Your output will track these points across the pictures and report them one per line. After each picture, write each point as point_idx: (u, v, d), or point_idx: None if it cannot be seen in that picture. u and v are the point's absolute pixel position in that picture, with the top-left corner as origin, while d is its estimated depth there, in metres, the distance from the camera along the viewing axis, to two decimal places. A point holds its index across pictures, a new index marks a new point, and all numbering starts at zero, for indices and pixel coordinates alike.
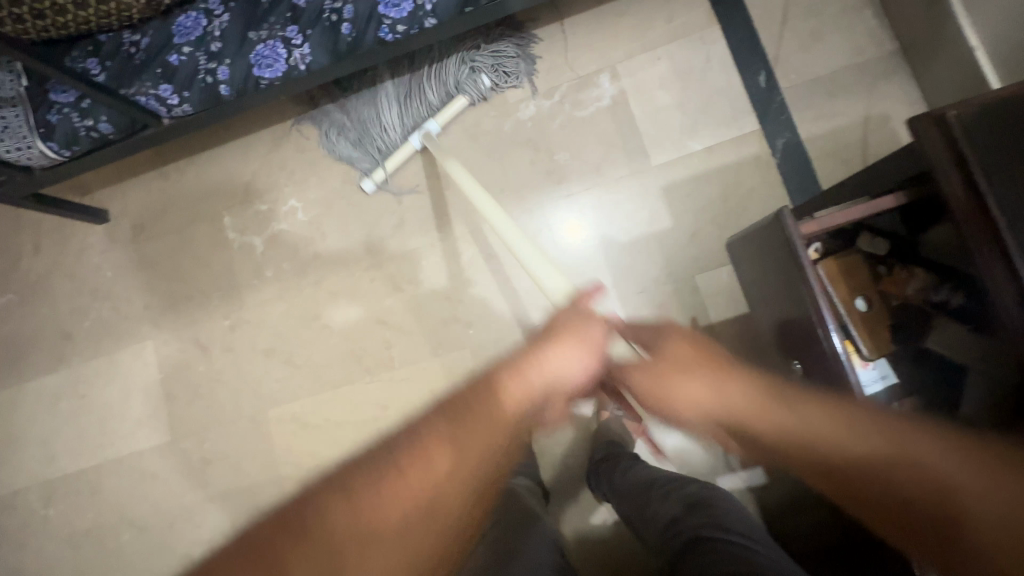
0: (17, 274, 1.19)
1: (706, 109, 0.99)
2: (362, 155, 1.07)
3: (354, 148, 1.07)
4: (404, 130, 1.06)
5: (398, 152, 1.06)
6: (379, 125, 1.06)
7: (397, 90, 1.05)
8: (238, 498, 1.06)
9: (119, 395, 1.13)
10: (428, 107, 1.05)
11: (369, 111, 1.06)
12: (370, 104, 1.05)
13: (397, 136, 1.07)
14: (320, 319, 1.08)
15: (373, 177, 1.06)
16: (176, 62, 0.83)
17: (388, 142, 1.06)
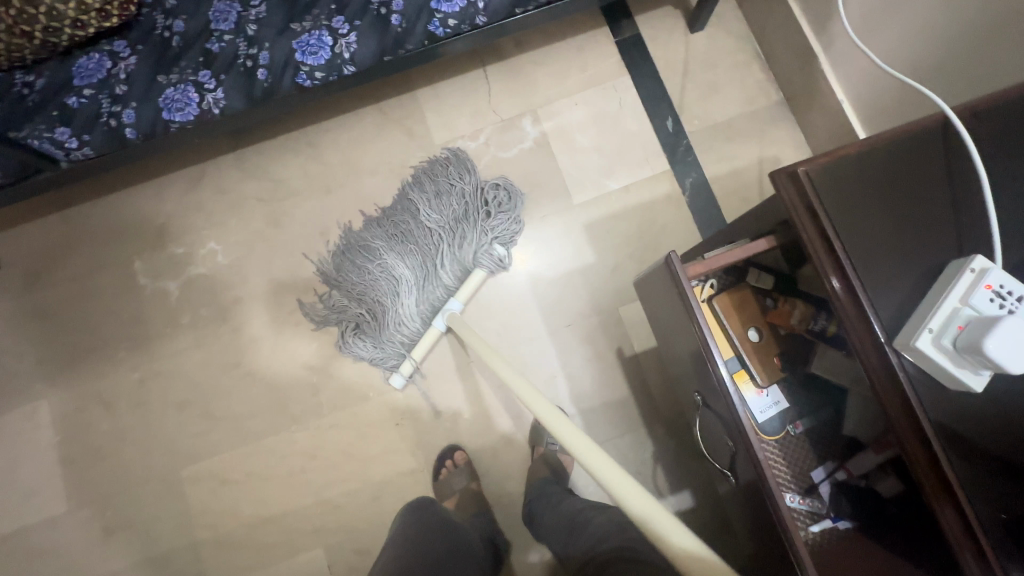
0: None
1: (621, 151, 1.06)
2: (393, 347, 0.98)
3: (368, 338, 0.98)
4: (426, 316, 0.99)
5: (423, 339, 0.98)
6: (394, 312, 0.98)
7: (408, 273, 0.99)
8: (146, 570, 0.97)
9: (5, 463, 1.01)
10: (447, 288, 1.00)
11: (383, 298, 0.98)
12: (382, 290, 0.99)
13: (420, 323, 0.99)
14: (241, 368, 1.02)
15: (401, 371, 0.98)
16: (75, 105, 0.79)
17: (412, 332, 0.99)
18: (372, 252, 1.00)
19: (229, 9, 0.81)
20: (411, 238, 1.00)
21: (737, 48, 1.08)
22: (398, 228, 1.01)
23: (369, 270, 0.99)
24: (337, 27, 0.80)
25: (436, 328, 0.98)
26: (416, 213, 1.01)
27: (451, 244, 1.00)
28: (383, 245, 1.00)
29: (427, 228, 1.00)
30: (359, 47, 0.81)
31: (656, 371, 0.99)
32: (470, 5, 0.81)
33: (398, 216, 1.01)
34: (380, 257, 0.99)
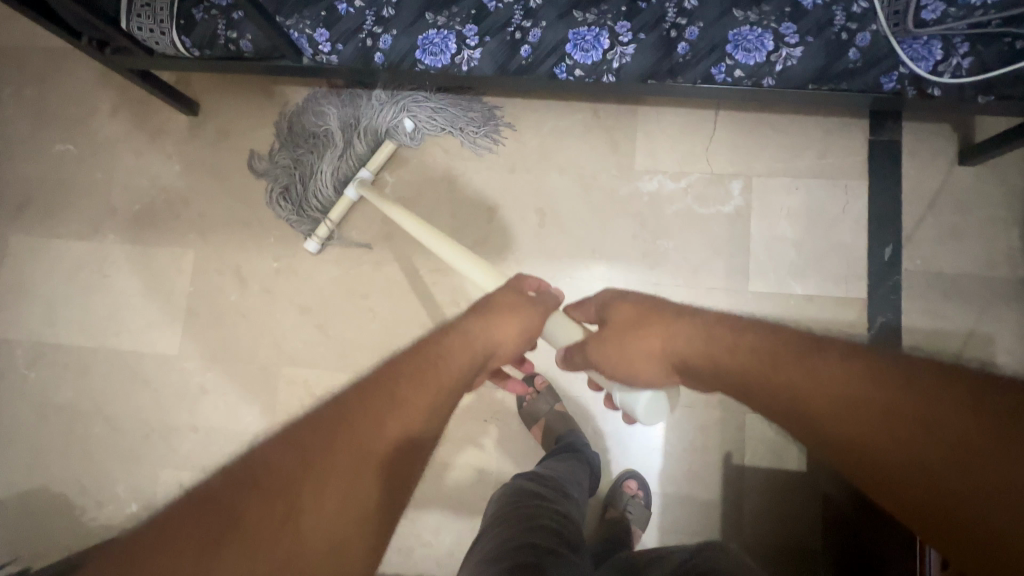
0: (85, 130, 1.14)
1: (821, 258, 0.97)
2: (309, 206, 1.02)
3: (293, 192, 1.02)
4: (340, 181, 1.02)
5: (336, 207, 1.01)
6: (306, 168, 1.02)
7: (334, 139, 1.01)
8: (221, 439, 1.04)
9: (142, 291, 1.10)
10: (357, 156, 1.02)
11: (308, 153, 1.02)
12: (309, 147, 1.02)
13: (336, 188, 1.02)
14: (364, 301, 1.04)
15: (316, 237, 1.02)
16: (344, 13, 0.79)
17: (329, 195, 1.02)
18: (312, 109, 1.03)
19: None
20: (351, 107, 1.01)
21: (1006, 201, 0.93)
22: (339, 95, 1.02)
23: (311, 130, 1.03)
24: (619, 32, 0.75)
25: (349, 194, 1.01)
26: (363, 91, 1.01)
27: (356, 107, 1.01)
28: (326, 112, 1.02)
29: (371, 100, 1.00)
30: (631, 60, 0.76)
31: (802, 500, 0.92)
32: (765, 62, 0.73)
33: (350, 91, 1.01)
34: (317, 119, 1.02)
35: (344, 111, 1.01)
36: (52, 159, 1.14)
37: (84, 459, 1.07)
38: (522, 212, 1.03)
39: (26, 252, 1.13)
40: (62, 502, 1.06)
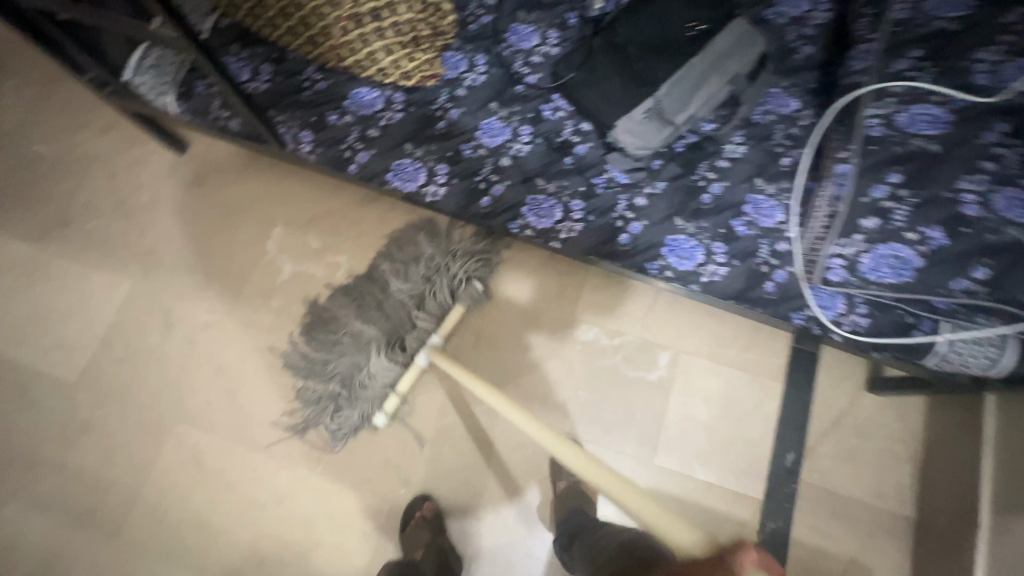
0: (70, 138, 1.17)
1: (728, 448, 0.99)
2: (368, 398, 0.96)
3: (343, 397, 0.96)
4: (397, 359, 0.97)
5: (406, 379, 0.97)
6: (356, 364, 0.97)
7: (382, 325, 0.98)
8: (86, 485, 0.98)
9: (63, 309, 1.07)
10: (412, 330, 0.99)
11: (341, 343, 0.98)
12: (345, 356, 0.97)
13: (402, 362, 0.97)
14: (283, 377, 1.02)
15: (384, 410, 0.96)
16: (332, 123, 0.85)
17: (397, 372, 0.97)
18: (330, 318, 1.00)
19: (502, 133, 0.86)
20: (367, 295, 1.00)
21: (903, 438, 0.98)
22: (354, 289, 1.01)
23: (336, 338, 0.98)
24: (572, 209, 0.82)
25: (418, 363, 0.98)
26: (381, 277, 1.01)
27: (374, 298, 0.99)
28: (350, 310, 1.00)
29: (387, 288, 1.00)
30: (578, 235, 0.82)
31: None
32: (694, 271, 0.80)
33: (356, 281, 1.02)
34: (342, 323, 0.99)
35: (353, 306, 1.00)
36: (29, 157, 1.16)
37: None
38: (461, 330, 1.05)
39: None
40: None
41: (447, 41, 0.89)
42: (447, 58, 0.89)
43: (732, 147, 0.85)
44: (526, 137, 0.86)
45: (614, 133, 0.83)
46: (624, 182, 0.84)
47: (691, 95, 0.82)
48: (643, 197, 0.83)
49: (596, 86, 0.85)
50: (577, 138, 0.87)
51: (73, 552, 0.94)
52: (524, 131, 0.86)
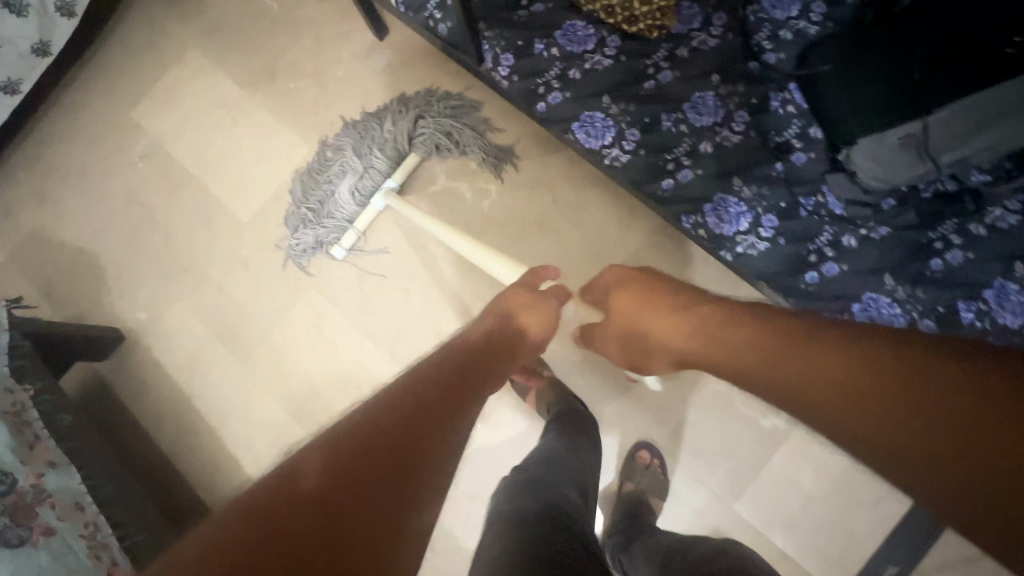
0: (295, 1, 1.25)
1: (818, 529, 0.91)
2: (332, 223, 1.07)
3: (310, 221, 1.08)
4: (361, 196, 1.07)
5: (362, 215, 1.07)
6: (327, 192, 1.08)
7: (360, 159, 1.07)
8: (233, 312, 1.14)
9: (251, 155, 1.20)
10: (375, 169, 1.07)
11: (331, 176, 1.08)
12: (331, 180, 1.08)
13: (360, 200, 1.07)
14: (408, 279, 1.08)
15: (342, 242, 1.07)
16: (537, 53, 0.80)
17: (354, 207, 1.06)
18: (334, 143, 1.11)
19: (712, 114, 0.75)
20: (365, 133, 1.09)
21: None
22: (358, 124, 1.10)
23: (326, 162, 1.10)
24: (761, 223, 0.71)
25: (375, 205, 1.06)
26: (377, 115, 1.09)
27: (367, 130, 1.09)
28: (348, 137, 1.10)
29: (382, 129, 1.08)
30: (757, 254, 0.71)
31: None
32: None
33: (361, 121, 1.10)
34: (343, 149, 1.08)
35: (355, 138, 1.09)
36: (256, 10, 1.27)
37: (131, 258, 1.20)
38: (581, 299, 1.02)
39: (195, 73, 1.27)
40: (96, 279, 1.20)
41: None
42: (681, 11, 0.78)
43: (997, 215, 0.67)
44: (739, 125, 0.75)
45: (850, 152, 0.68)
46: (837, 213, 0.71)
47: (974, 131, 0.64)
48: (854, 238, 0.70)
49: (851, 87, 0.69)
50: (799, 143, 0.73)
51: (212, 361, 1.12)
52: (739, 118, 0.75)
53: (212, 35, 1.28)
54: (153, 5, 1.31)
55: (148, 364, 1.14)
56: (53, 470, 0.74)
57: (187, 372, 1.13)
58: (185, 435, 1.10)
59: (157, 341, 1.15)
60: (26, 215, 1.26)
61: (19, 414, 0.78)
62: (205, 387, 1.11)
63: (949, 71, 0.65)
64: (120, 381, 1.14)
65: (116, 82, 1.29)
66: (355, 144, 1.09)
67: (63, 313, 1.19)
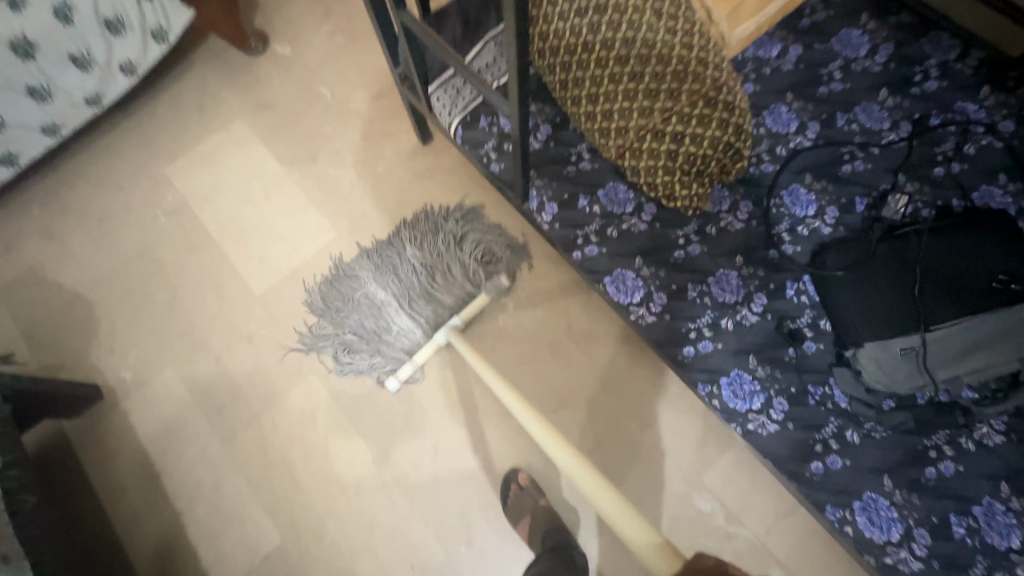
0: (350, 95, 1.33)
1: None
2: (391, 355, 1.06)
3: (362, 351, 1.07)
4: (419, 326, 1.07)
5: (422, 349, 1.06)
6: (376, 328, 1.08)
7: (408, 294, 1.09)
8: (225, 388, 1.10)
9: (277, 232, 1.22)
10: (422, 301, 1.08)
11: (371, 311, 1.09)
12: (375, 315, 1.08)
13: (421, 331, 1.07)
14: (413, 381, 1.08)
15: (397, 376, 1.05)
16: (581, 207, 0.87)
17: (414, 340, 1.06)
18: (356, 278, 1.13)
19: (734, 291, 0.82)
20: (387, 265, 1.12)
21: None
22: (379, 255, 1.13)
23: (357, 297, 1.10)
24: (772, 405, 0.76)
25: (437, 338, 1.05)
26: (398, 245, 1.14)
27: (391, 266, 1.12)
28: (366, 268, 1.13)
29: (407, 262, 1.12)
30: (766, 434, 0.76)
31: None
32: (879, 544, 0.70)
33: (380, 250, 1.14)
34: (366, 283, 1.11)
35: (381, 271, 1.12)
36: (311, 96, 1.34)
37: (129, 314, 1.16)
38: (581, 430, 1.03)
39: (239, 143, 1.31)
40: (87, 330, 1.15)
41: (725, 179, 0.85)
42: (714, 192, 0.87)
43: (986, 433, 0.72)
44: (758, 307, 0.81)
45: (856, 351, 0.74)
46: (842, 406, 0.76)
47: (969, 355, 0.71)
48: (856, 434, 0.74)
49: (859, 293, 0.76)
50: (810, 332, 0.79)
51: (192, 438, 1.07)
52: (757, 300, 0.81)
53: (263, 110, 1.33)
54: (211, 71, 1.37)
55: (120, 430, 1.08)
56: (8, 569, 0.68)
57: (162, 446, 1.07)
58: (143, 518, 1.02)
59: (138, 406, 1.10)
60: (28, 250, 1.22)
61: None
62: (178, 466, 1.05)
63: (949, 298, 0.73)
64: (86, 445, 1.07)
65: (157, 135, 1.31)
66: (389, 274, 1.11)
67: (43, 360, 1.13)
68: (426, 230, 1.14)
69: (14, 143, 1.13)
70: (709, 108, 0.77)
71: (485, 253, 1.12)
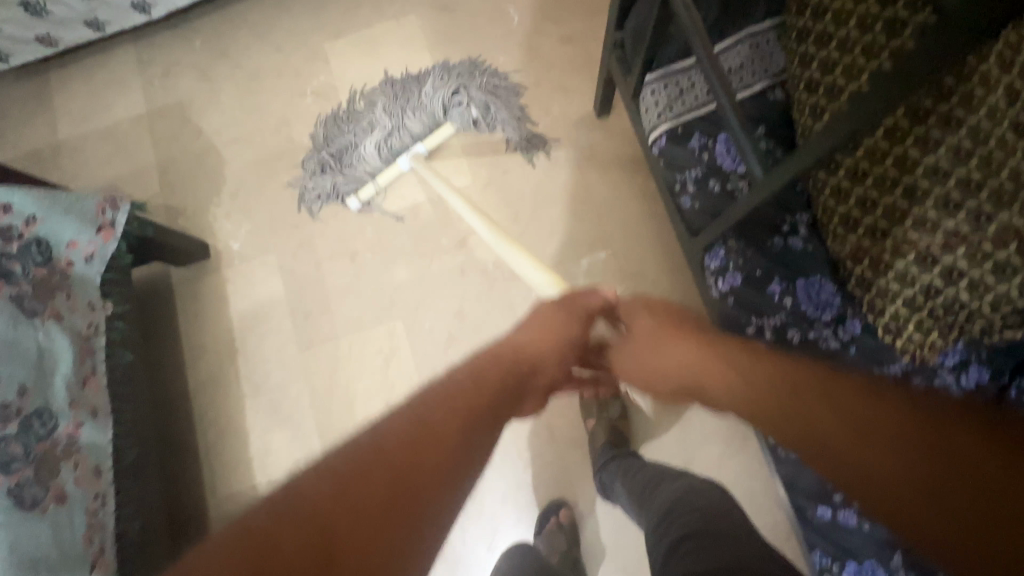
0: (537, 27, 1.16)
1: None
2: (352, 174, 1.07)
3: (333, 166, 1.08)
4: (385, 151, 1.06)
5: (386, 173, 1.07)
6: (351, 143, 1.07)
7: (387, 114, 1.06)
8: (316, 296, 1.09)
9: None
10: (407, 128, 1.05)
11: (356, 129, 1.07)
12: (355, 130, 1.07)
13: (385, 158, 1.06)
14: None
15: (358, 194, 1.07)
16: (769, 292, 0.71)
17: (379, 162, 1.06)
18: (365, 97, 1.10)
19: None
20: (399, 91, 1.07)
21: None
22: (398, 87, 1.08)
23: (352, 111, 1.09)
24: None
25: (399, 164, 1.06)
26: (418, 79, 1.08)
27: (402, 92, 1.07)
28: (378, 94, 1.09)
29: (419, 93, 1.07)
30: None
31: None
32: None
33: (403, 85, 1.08)
34: (370, 105, 1.08)
35: (387, 96, 1.08)
36: (495, 13, 1.18)
37: (250, 184, 1.15)
38: None
39: (405, 39, 1.19)
40: (211, 186, 1.16)
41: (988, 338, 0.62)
42: (946, 353, 0.64)
43: None
44: None
45: None
46: None
47: None
48: None
49: None
50: None
51: (273, 329, 1.08)
52: None
53: (442, 13, 1.19)
54: None
55: (217, 296, 1.11)
56: (93, 421, 0.71)
57: (246, 327, 1.09)
58: (213, 385, 1.07)
59: (234, 280, 1.11)
60: (182, 85, 1.22)
61: (88, 340, 0.75)
62: (254, 353, 1.08)
63: None
64: (184, 297, 1.11)
65: (329, 4, 1.22)
66: (396, 97, 1.07)
67: (169, 202, 1.16)
68: (454, 71, 1.08)
69: None
70: (1023, 259, 0.54)
71: (482, 107, 1.07)
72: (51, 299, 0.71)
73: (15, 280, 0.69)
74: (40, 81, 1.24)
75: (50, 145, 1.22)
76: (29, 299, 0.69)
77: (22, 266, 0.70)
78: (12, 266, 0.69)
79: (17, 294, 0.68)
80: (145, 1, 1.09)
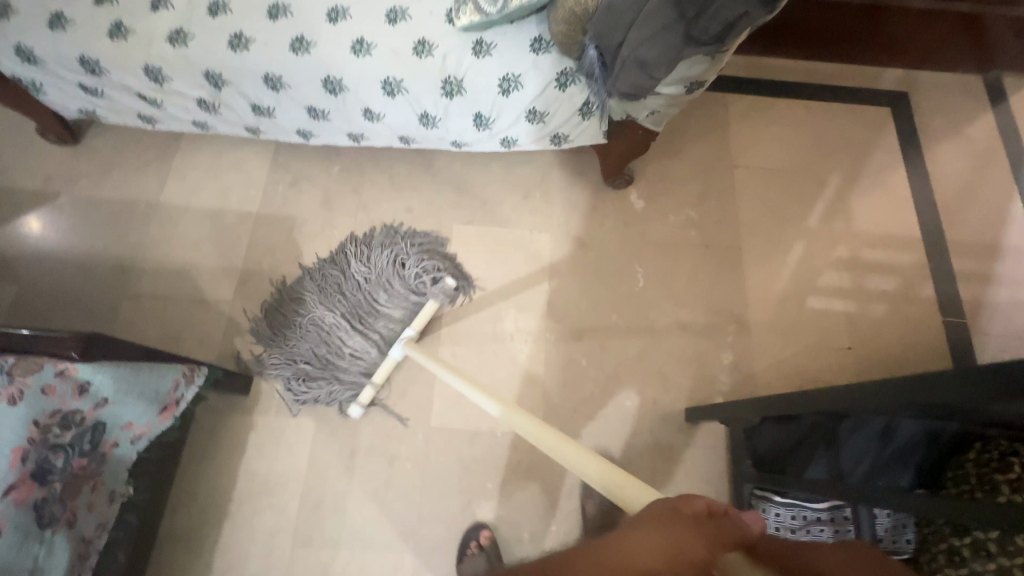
0: (657, 304, 1.17)
1: None
2: (349, 378, 1.03)
3: (316, 373, 1.02)
4: (376, 343, 1.05)
5: (382, 367, 1.03)
6: (327, 351, 1.04)
7: (342, 315, 1.06)
8: (338, 485, 0.99)
9: (493, 376, 1.11)
10: (381, 317, 1.06)
11: (317, 337, 1.05)
12: (316, 336, 1.05)
13: (379, 350, 1.05)
14: None
15: (360, 397, 1.01)
16: None
17: (371, 355, 1.04)
18: (297, 303, 1.08)
19: None
20: (330, 284, 1.09)
21: None
22: (320, 278, 1.09)
23: (300, 320, 1.06)
24: None
25: (394, 354, 1.02)
26: (338, 265, 1.10)
27: (332, 285, 1.08)
28: (308, 288, 1.09)
29: (360, 276, 1.09)
30: None
31: None
32: None
33: (320, 270, 1.10)
34: (307, 303, 1.07)
35: (321, 293, 1.08)
36: (623, 271, 1.19)
37: None
38: None
39: (530, 257, 1.19)
40: None
41: None
42: None
43: None
44: None
45: None
46: None
47: None
48: None
49: None
50: None
51: (277, 504, 0.98)
52: None
53: (575, 245, 1.20)
54: (560, 171, 1.25)
55: (235, 440, 1.01)
56: None
57: (250, 490, 0.98)
58: (186, 542, 0.95)
59: (262, 431, 1.02)
60: (302, 202, 1.20)
61: (89, 544, 0.64)
62: (245, 523, 0.96)
63: None
64: (201, 429, 1.01)
65: (474, 191, 1.23)
66: (324, 286, 1.09)
67: (237, 314, 1.10)
68: (390, 244, 1.12)
69: (370, 130, 1.07)
70: None
71: (426, 273, 1.10)
72: (73, 499, 0.61)
73: (50, 479, 0.60)
74: (173, 137, 1.23)
75: (149, 203, 1.18)
76: (51, 503, 0.59)
77: (65, 458, 0.61)
78: (54, 460, 0.60)
79: (42, 499, 0.59)
80: (309, 133, 1.09)
